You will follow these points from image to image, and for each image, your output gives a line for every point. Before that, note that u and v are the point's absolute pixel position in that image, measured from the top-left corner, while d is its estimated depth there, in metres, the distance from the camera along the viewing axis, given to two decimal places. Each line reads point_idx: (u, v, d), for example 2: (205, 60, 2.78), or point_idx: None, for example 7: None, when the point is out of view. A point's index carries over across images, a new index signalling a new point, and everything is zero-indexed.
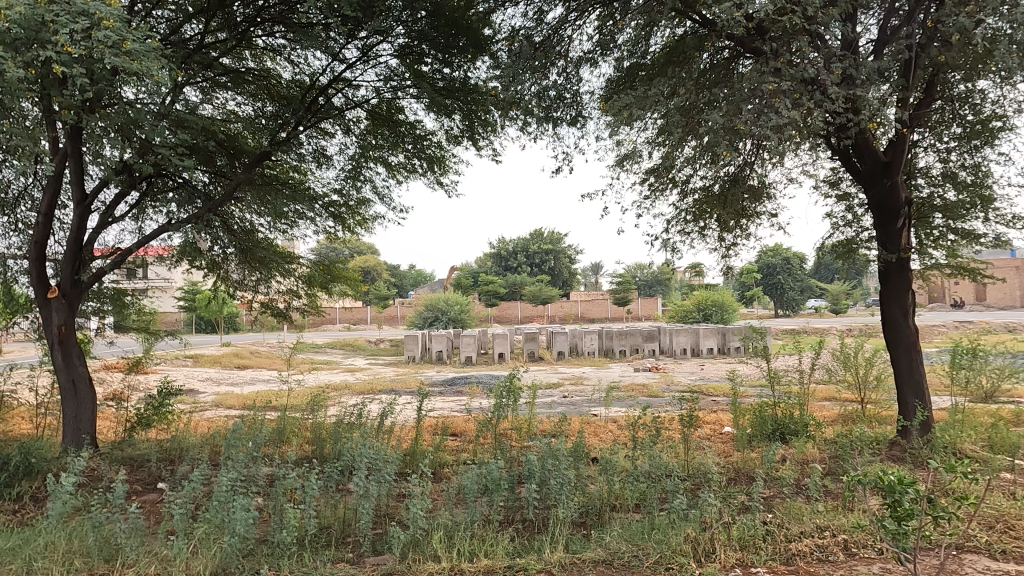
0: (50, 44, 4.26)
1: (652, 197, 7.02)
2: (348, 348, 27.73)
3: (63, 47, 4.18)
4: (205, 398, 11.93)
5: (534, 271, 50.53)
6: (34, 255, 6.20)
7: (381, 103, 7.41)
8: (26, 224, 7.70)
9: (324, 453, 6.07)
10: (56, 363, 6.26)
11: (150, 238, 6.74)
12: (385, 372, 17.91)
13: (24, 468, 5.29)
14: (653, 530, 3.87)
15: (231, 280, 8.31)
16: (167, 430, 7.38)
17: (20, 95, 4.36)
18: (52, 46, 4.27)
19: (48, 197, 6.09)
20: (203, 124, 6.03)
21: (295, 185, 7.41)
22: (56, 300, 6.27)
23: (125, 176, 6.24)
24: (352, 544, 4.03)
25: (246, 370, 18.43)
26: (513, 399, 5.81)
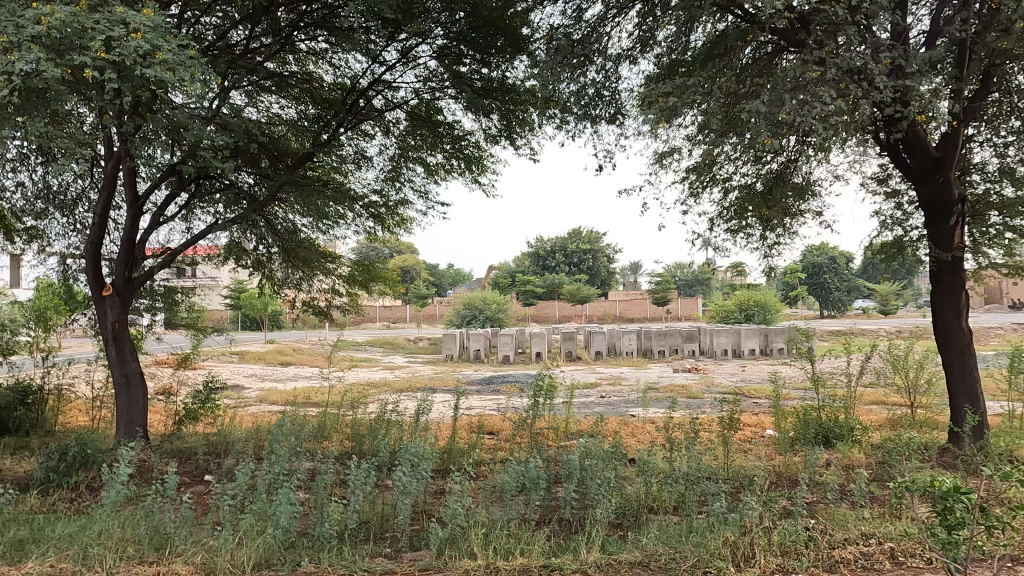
0: (90, 51, 4.41)
1: (693, 196, 6.92)
2: (387, 346, 28.10)
3: (101, 53, 4.36)
4: (250, 394, 12.24)
5: (573, 270, 50.32)
6: (89, 254, 6.46)
7: (420, 104, 7.48)
8: (84, 225, 8.06)
9: (364, 450, 6.17)
10: (110, 358, 6.52)
11: (198, 237, 6.97)
12: (423, 370, 18.12)
13: (80, 459, 5.56)
14: (691, 533, 3.82)
15: (275, 279, 8.52)
16: (213, 424, 7.59)
17: (66, 100, 4.53)
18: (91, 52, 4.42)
19: (103, 197, 6.35)
20: (247, 126, 6.19)
21: (336, 186, 7.55)
22: (111, 297, 6.53)
23: (174, 177, 6.46)
24: (389, 540, 4.09)
25: (289, 366, 18.88)
26: (550, 398, 5.81)
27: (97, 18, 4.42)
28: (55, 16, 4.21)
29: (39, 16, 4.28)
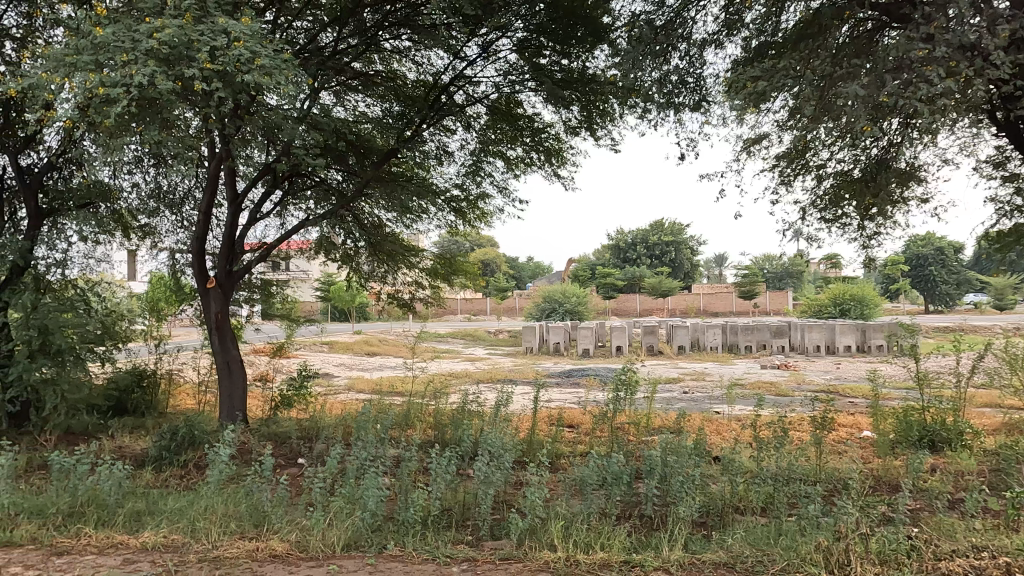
0: (196, 60, 4.74)
1: (783, 184, 6.60)
2: (468, 338, 28.59)
3: (206, 62, 4.66)
4: (340, 382, 12.79)
5: (655, 263, 49.32)
6: (195, 249, 6.93)
7: (500, 98, 7.53)
8: (190, 223, 8.65)
9: (446, 439, 6.31)
10: (214, 346, 6.98)
11: (291, 233, 7.32)
12: (503, 362, 18.30)
13: (188, 439, 5.99)
14: (780, 536, 3.67)
15: (361, 272, 8.84)
16: (306, 410, 7.99)
17: (175, 106, 4.86)
18: (197, 62, 4.74)
19: (207, 195, 6.79)
20: (336, 125, 6.44)
21: (419, 181, 7.72)
22: (214, 289, 6.99)
23: (270, 175, 6.82)
24: (470, 528, 4.17)
25: (375, 356, 19.56)
26: (631, 393, 5.73)
27: (201, 29, 4.73)
28: (166, 29, 4.54)
29: (152, 30, 4.63)
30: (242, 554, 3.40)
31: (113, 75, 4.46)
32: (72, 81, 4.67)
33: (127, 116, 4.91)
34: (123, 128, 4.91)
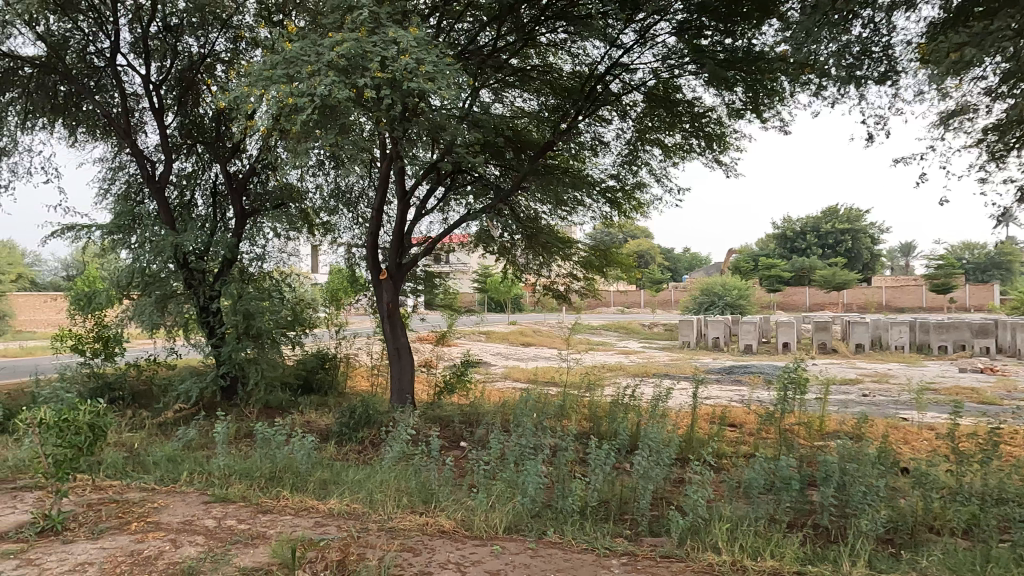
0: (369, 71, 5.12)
1: (993, 161, 5.73)
2: (622, 331, 28.28)
3: (377, 71, 5.02)
4: (497, 371, 13.27)
5: (826, 253, 45.34)
6: (370, 244, 7.52)
7: (658, 84, 7.31)
8: (366, 218, 9.27)
9: (602, 431, 6.29)
10: (386, 334, 7.54)
11: (453, 227, 7.70)
12: (658, 356, 17.88)
13: (364, 418, 6.56)
14: (989, 564, 3.21)
15: (518, 264, 9.07)
16: (467, 396, 8.38)
17: (352, 113, 5.30)
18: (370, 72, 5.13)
19: (379, 194, 7.32)
20: (495, 122, 6.64)
21: (574, 173, 7.73)
22: (386, 280, 7.54)
23: (434, 173, 7.20)
24: (628, 522, 4.12)
25: (530, 347, 20.02)
26: (803, 392, 5.33)
27: (375, 41, 5.13)
28: (345, 44, 4.98)
29: (333, 45, 5.09)
30: (414, 527, 3.62)
31: (301, 88, 4.97)
32: (269, 95, 5.26)
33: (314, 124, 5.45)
34: (309, 136, 5.44)
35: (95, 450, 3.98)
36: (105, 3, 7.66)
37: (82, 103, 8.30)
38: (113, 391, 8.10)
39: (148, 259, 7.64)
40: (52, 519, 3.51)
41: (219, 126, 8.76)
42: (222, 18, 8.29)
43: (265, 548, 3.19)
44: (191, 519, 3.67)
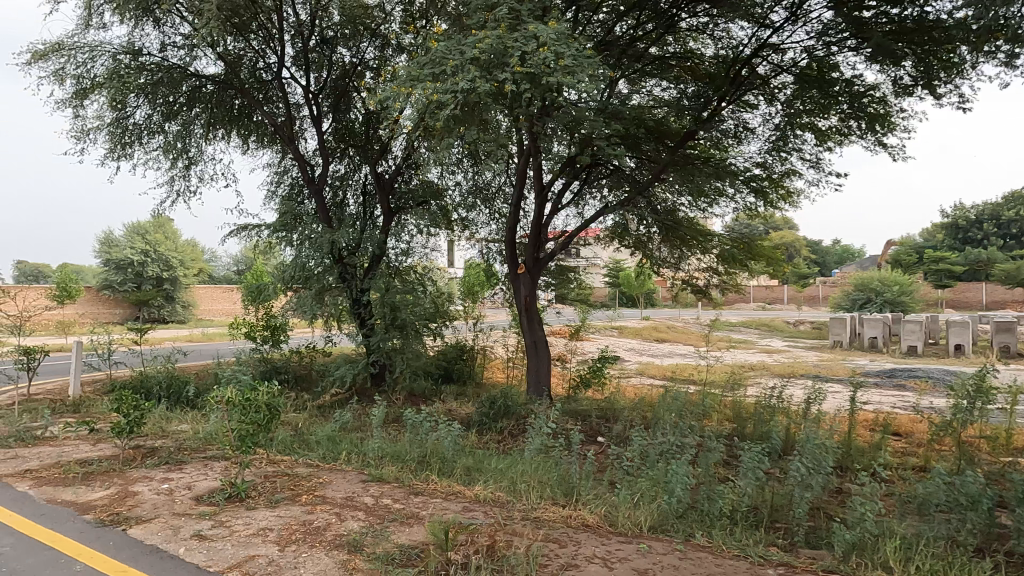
0: (509, 66, 5.21)
1: None
2: (764, 328, 26.76)
3: (517, 66, 5.09)
4: (632, 367, 13.07)
5: (1008, 245, 39.99)
6: (508, 239, 7.69)
7: (812, 63, 6.81)
8: (502, 215, 9.54)
9: (748, 433, 5.99)
10: (523, 327, 7.69)
11: (590, 221, 7.67)
12: (806, 356, 16.73)
13: (503, 409, 6.74)
14: None
15: (655, 259, 8.85)
16: (602, 391, 8.32)
17: (492, 109, 5.42)
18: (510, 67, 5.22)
19: (517, 189, 7.45)
20: (633, 112, 6.50)
21: (717, 162, 7.37)
22: (523, 274, 7.68)
23: (571, 167, 7.21)
24: (783, 532, 3.87)
25: (665, 343, 19.54)
26: (988, 401, 4.73)
27: (516, 36, 5.21)
28: (487, 40, 5.10)
29: (476, 43, 5.23)
30: (559, 518, 3.64)
31: (446, 86, 5.16)
32: (416, 95, 5.52)
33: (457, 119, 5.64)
34: (453, 132, 5.64)
35: (271, 428, 4.32)
36: (273, 22, 8.44)
37: (253, 115, 9.21)
38: (279, 375, 8.95)
39: (308, 254, 8.33)
40: (237, 487, 3.94)
41: (369, 129, 9.42)
42: (372, 27, 8.85)
43: (420, 528, 3.36)
44: (352, 495, 3.95)
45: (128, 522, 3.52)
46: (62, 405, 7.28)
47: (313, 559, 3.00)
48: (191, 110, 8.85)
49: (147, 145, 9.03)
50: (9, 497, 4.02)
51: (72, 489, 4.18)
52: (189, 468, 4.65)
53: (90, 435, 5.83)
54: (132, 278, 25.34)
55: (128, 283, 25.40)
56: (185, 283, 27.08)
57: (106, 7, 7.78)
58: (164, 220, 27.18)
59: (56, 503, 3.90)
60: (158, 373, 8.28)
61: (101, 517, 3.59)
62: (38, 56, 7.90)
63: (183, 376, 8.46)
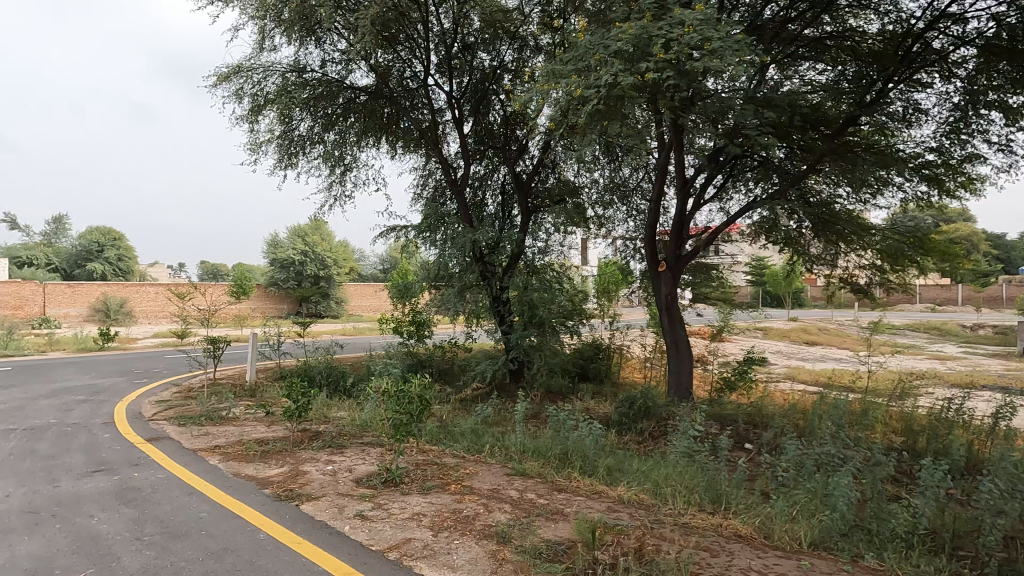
0: (653, 55, 5.10)
1: None
2: (933, 332, 24.07)
3: (661, 54, 4.96)
4: (780, 371, 12.31)
5: None
6: (648, 236, 7.54)
7: (1002, 33, 6.00)
8: (640, 212, 9.37)
9: (923, 449, 5.42)
10: (664, 327, 7.51)
11: (736, 216, 7.31)
12: (988, 365, 14.82)
13: (643, 410, 6.66)
14: None
15: (808, 256, 8.26)
16: (748, 396, 7.90)
17: (635, 102, 5.32)
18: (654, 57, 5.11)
19: (657, 185, 7.27)
20: (787, 99, 6.10)
21: (883, 149, 6.70)
22: (665, 273, 7.49)
23: (716, 160, 6.91)
24: (970, 561, 3.45)
25: (816, 346, 18.19)
26: None
27: (661, 25, 5.08)
28: (631, 31, 5.02)
29: (619, 34, 5.18)
30: (708, 526, 3.49)
31: (588, 82, 5.15)
32: (559, 92, 5.56)
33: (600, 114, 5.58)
34: (595, 128, 5.60)
35: (423, 418, 4.50)
36: (419, 33, 8.90)
37: (401, 122, 9.79)
38: (424, 368, 9.42)
39: (451, 254, 8.69)
40: (392, 473, 4.19)
41: (508, 130, 9.75)
42: (512, 29, 9.09)
43: (565, 525, 3.37)
44: (497, 488, 4.05)
45: (300, 498, 3.86)
46: (242, 389, 8.17)
47: (464, 546, 3.11)
48: (346, 120, 9.54)
49: (310, 155, 9.85)
50: (205, 469, 4.57)
51: (253, 465, 4.67)
52: (349, 452, 5.03)
53: (265, 417, 6.49)
54: (294, 276, 27.87)
55: (292, 281, 27.96)
56: (338, 281, 29.35)
57: (276, 31, 8.60)
58: (321, 223, 29.61)
59: (241, 476, 4.37)
60: (319, 364, 9.04)
61: (277, 492, 3.98)
62: (221, 79, 8.91)
63: (341, 367, 9.16)
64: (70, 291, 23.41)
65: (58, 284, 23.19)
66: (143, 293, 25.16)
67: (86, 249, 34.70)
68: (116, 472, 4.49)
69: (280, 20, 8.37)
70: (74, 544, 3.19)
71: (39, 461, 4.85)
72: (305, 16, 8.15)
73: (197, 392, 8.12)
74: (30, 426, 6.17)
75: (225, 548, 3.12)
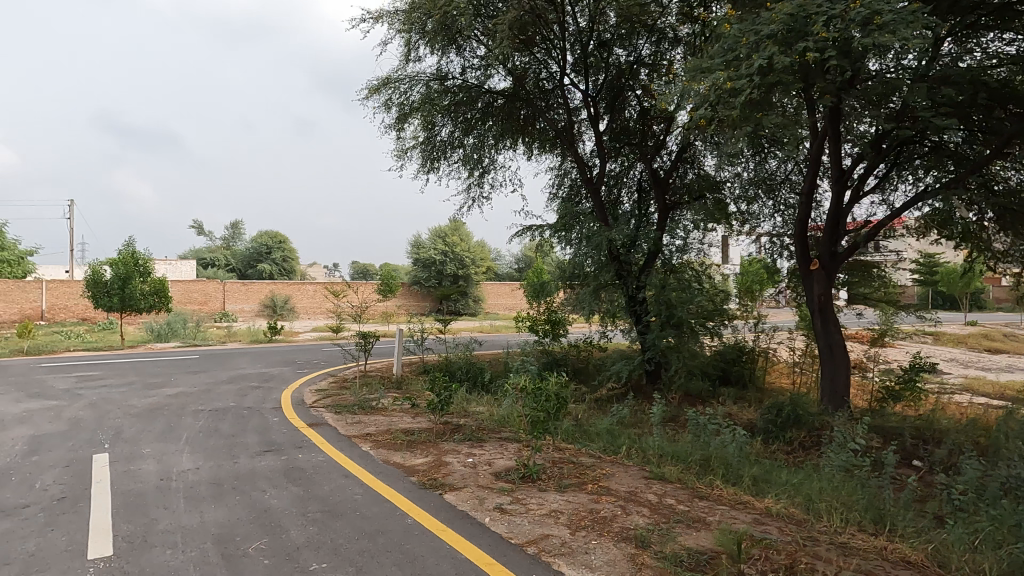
0: (812, 33, 4.80)
1: None
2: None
3: (822, 32, 4.65)
4: (954, 380, 11.01)
5: None
6: (798, 233, 7.05)
7: None
8: (788, 206, 8.79)
9: None
10: (817, 330, 6.99)
11: (902, 208, 6.63)
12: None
13: (793, 418, 6.31)
14: None
15: (992, 252, 7.30)
16: (916, 408, 7.15)
17: (789, 87, 5.03)
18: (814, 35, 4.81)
19: (809, 177, 6.78)
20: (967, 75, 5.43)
21: None
22: (817, 271, 6.96)
23: (879, 148, 6.31)
24: None
25: (1001, 354, 16.05)
26: None
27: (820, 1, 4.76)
28: (785, 11, 4.74)
29: (773, 15, 4.93)
30: (871, 549, 3.19)
31: (738, 70, 4.93)
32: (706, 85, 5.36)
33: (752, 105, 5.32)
34: (748, 119, 5.33)
35: (559, 416, 4.53)
36: (555, 34, 8.99)
37: (537, 123, 9.94)
38: (559, 367, 9.49)
39: (586, 253, 8.68)
40: (529, 469, 4.26)
41: (645, 125, 9.57)
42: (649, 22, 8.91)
43: (707, 534, 3.24)
44: (635, 491, 3.98)
45: (444, 487, 4.04)
46: (389, 381, 8.72)
47: (602, 547, 3.09)
48: (485, 124, 9.81)
49: (450, 159, 10.26)
50: (358, 455, 4.92)
51: (400, 453, 4.97)
52: (488, 446, 5.18)
53: (411, 409, 6.89)
54: (435, 275, 29.28)
55: (433, 280, 29.39)
56: (476, 280, 30.38)
57: (421, 42, 9.05)
58: (460, 224, 30.80)
59: (390, 463, 4.66)
60: (459, 360, 9.43)
61: (422, 480, 4.20)
62: (372, 91, 9.55)
63: (479, 363, 9.48)
64: (245, 288, 26.25)
65: (235, 282, 26.08)
66: (304, 290, 27.61)
67: (258, 250, 38.74)
68: (284, 453, 4.97)
69: (425, 31, 8.80)
70: (251, 515, 3.57)
71: (222, 439, 5.48)
72: (447, 26, 8.51)
73: (350, 382, 8.78)
74: (214, 407, 7.00)
75: (377, 529, 3.34)
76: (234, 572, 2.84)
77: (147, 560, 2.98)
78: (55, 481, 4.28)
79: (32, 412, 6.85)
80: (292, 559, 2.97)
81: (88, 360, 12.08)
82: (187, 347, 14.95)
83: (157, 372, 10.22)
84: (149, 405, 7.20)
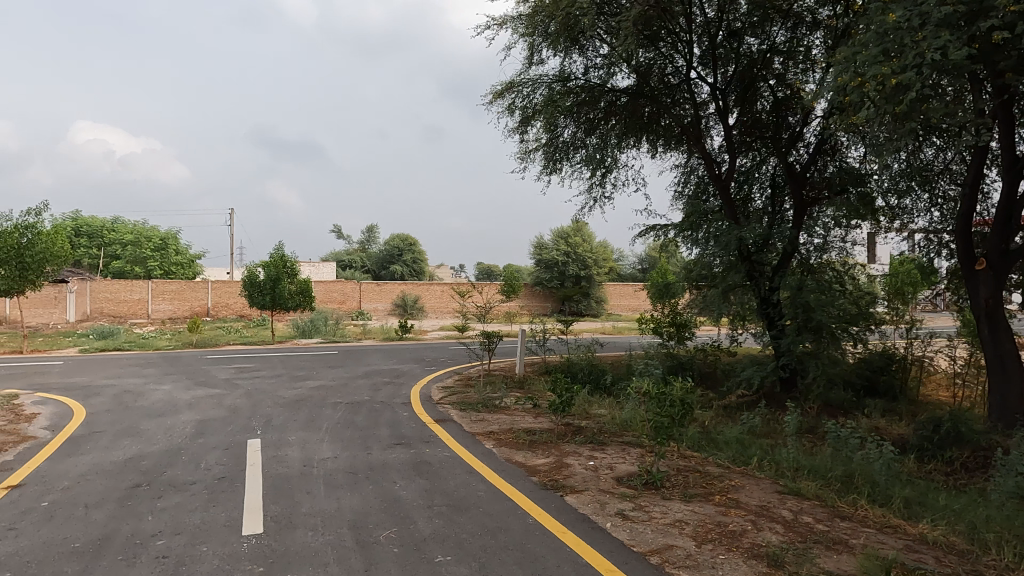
0: (995, 9, 4.53)
1: None
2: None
3: (1007, 6, 4.35)
4: None
5: None
6: (962, 229, 6.34)
7: None
8: (947, 199, 7.96)
9: None
10: (985, 337, 6.23)
11: None
12: None
13: (954, 435, 5.72)
14: None
15: None
16: None
17: (965, 69, 4.76)
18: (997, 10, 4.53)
19: (975, 166, 6.07)
20: None
21: None
22: (984, 272, 6.20)
23: None
24: None
25: None
26: None
27: None
28: None
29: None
30: None
31: (904, 61, 4.72)
32: (867, 83, 5.13)
33: (913, 103, 5.04)
34: (914, 115, 5.02)
35: (685, 423, 4.32)
36: (682, 26, 8.73)
37: (662, 120, 9.71)
38: (685, 371, 9.19)
39: (713, 253, 8.33)
40: (652, 476, 4.15)
41: (780, 116, 9.04)
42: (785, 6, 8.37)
43: (850, 558, 2.99)
44: (768, 506, 3.75)
45: (565, 489, 4.04)
46: (512, 381, 8.87)
47: (731, 563, 2.94)
48: (608, 123, 9.69)
49: (573, 160, 10.24)
50: (481, 452, 5.05)
51: (522, 453, 5.03)
52: (610, 450, 5.12)
53: (533, 409, 6.98)
54: (557, 275, 29.48)
55: (555, 280, 29.61)
56: (598, 281, 30.21)
57: (544, 45, 9.12)
58: (583, 225, 30.75)
59: (512, 462, 4.73)
60: (581, 361, 9.42)
61: (543, 481, 4.22)
62: (497, 95, 9.77)
63: (601, 365, 9.40)
64: (379, 288, 27.88)
65: (370, 283, 27.79)
66: (432, 290, 28.78)
67: (391, 252, 41.00)
68: (412, 447, 5.20)
69: (547, 33, 8.85)
70: (382, 505, 3.77)
71: (358, 430, 5.84)
72: (570, 27, 8.53)
73: (475, 381, 9.04)
74: (351, 400, 7.48)
75: (499, 526, 3.40)
76: (367, 558, 3.01)
77: (292, 539, 3.24)
78: (216, 462, 4.77)
79: (199, 399, 7.69)
80: (418, 549, 3.10)
81: (246, 353, 13.39)
82: (328, 343, 16.16)
83: (302, 366, 11.11)
84: (295, 396, 7.83)
